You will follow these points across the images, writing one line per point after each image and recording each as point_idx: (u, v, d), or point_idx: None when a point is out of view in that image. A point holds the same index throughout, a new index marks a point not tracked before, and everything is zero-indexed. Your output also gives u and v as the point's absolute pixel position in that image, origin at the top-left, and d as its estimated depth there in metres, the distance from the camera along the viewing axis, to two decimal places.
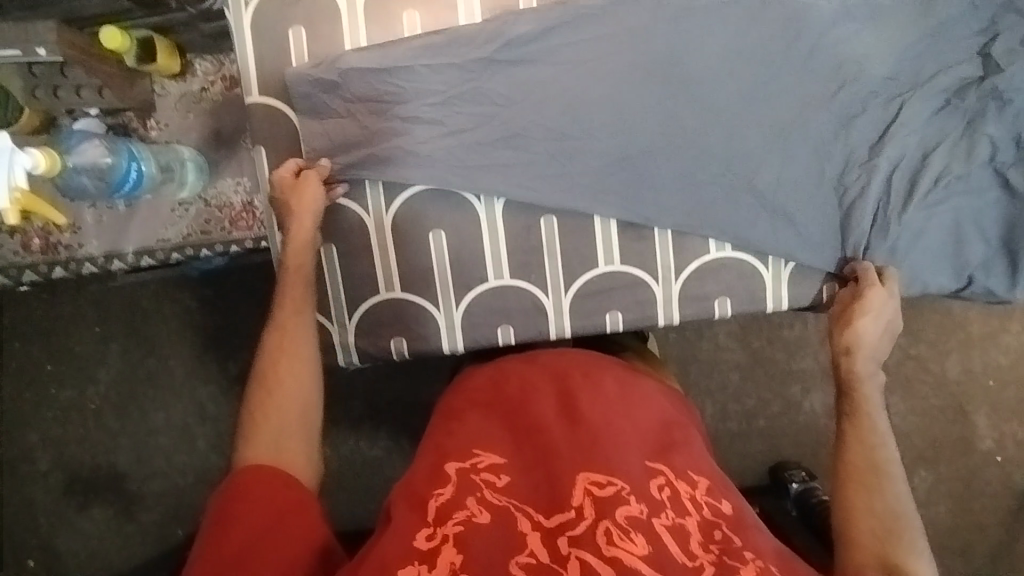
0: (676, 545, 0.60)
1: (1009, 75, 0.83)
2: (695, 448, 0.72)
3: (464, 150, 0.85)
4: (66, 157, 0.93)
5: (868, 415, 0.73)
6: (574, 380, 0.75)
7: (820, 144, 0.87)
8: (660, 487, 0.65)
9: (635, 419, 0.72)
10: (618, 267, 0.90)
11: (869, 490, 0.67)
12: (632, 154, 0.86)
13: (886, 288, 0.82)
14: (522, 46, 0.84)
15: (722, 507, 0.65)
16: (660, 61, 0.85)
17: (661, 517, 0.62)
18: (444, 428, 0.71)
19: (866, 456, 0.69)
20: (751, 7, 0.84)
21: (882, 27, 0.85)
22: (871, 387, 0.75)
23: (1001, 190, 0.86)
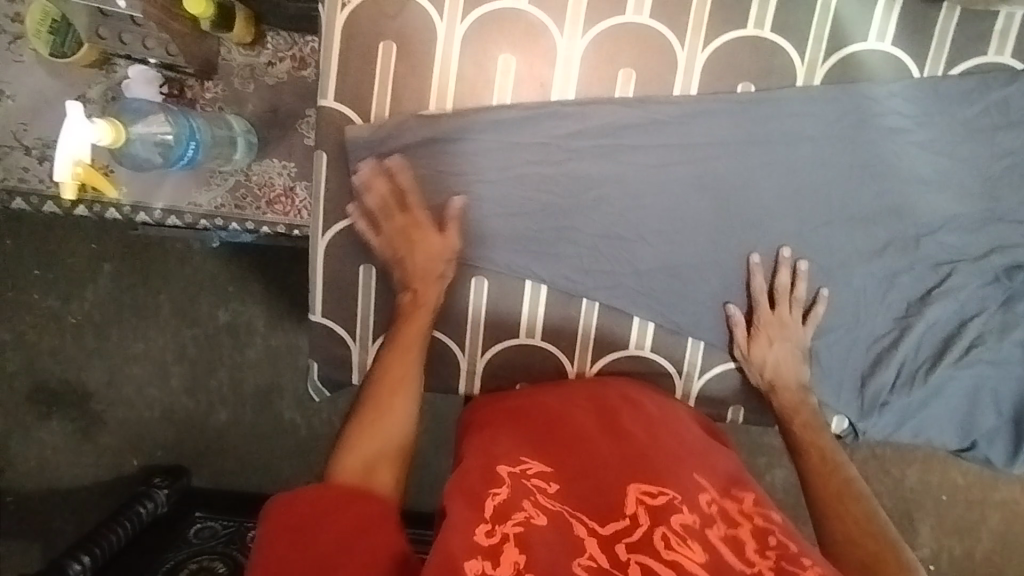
0: (731, 556, 0.58)
1: None
2: (740, 472, 0.71)
3: (518, 231, 0.86)
4: (130, 127, 0.93)
5: (815, 444, 0.80)
6: (613, 402, 0.76)
7: (865, 293, 0.88)
8: (710, 502, 0.63)
9: (682, 441, 0.72)
10: (648, 353, 0.91)
11: (844, 508, 0.71)
12: (679, 266, 0.88)
13: (779, 311, 0.86)
14: (590, 138, 0.85)
15: (771, 514, 0.64)
16: (724, 180, 0.86)
17: (714, 528, 0.60)
18: (486, 438, 0.70)
19: (830, 485, 0.74)
20: (834, 142, 0.85)
21: (955, 193, 0.86)
22: (807, 413, 0.84)
23: None
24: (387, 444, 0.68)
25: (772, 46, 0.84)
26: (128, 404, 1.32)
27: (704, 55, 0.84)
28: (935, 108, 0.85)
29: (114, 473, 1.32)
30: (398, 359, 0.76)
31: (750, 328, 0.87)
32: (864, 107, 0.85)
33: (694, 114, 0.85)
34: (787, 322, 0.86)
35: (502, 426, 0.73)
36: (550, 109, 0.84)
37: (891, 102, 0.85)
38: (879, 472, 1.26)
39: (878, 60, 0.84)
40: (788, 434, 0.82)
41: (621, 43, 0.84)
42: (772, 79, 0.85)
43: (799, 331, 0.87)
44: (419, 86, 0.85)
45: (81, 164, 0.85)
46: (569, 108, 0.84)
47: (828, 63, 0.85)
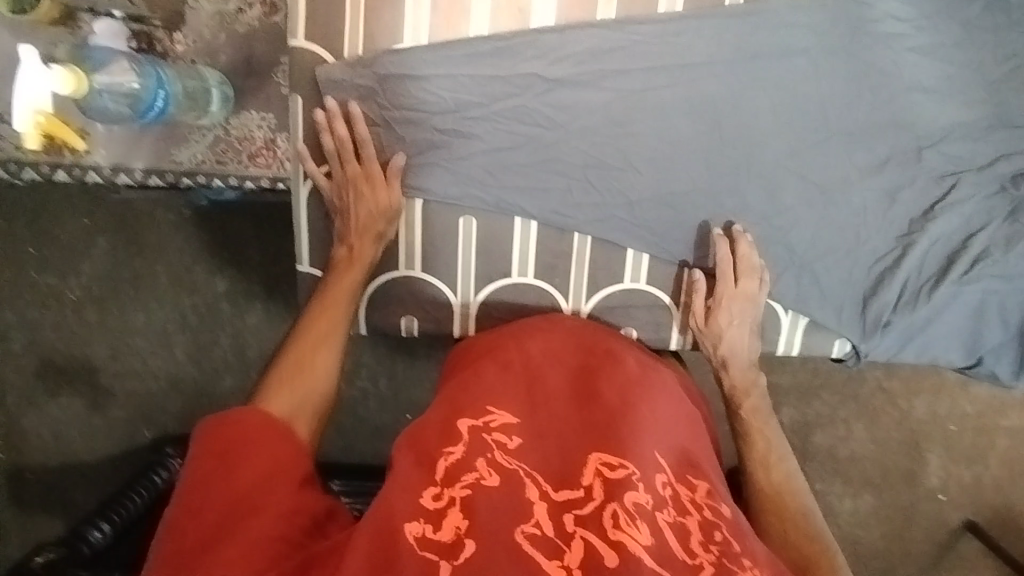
0: (676, 541, 0.57)
1: None
2: (705, 456, 0.70)
3: (503, 169, 0.85)
4: (93, 76, 0.91)
5: (759, 434, 0.81)
6: (596, 355, 0.74)
7: (864, 212, 0.86)
8: (665, 484, 0.62)
9: (655, 406, 0.69)
10: (642, 285, 0.89)
11: (788, 509, 0.74)
12: (673, 194, 0.85)
13: (744, 284, 0.83)
14: (575, 64, 0.82)
15: (725, 507, 0.63)
16: (715, 100, 0.83)
17: (664, 512, 0.59)
18: (459, 386, 0.70)
19: (771, 482, 0.77)
20: (828, 54, 0.82)
21: (955, 102, 0.83)
22: (755, 397, 0.83)
23: None
24: (309, 398, 0.71)
25: None
26: (136, 377, 1.30)
27: None
28: (931, 13, 0.82)
29: (127, 446, 1.31)
30: (321, 317, 0.78)
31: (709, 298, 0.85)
32: (857, 13, 0.81)
33: (680, 33, 0.81)
34: (749, 297, 0.84)
35: (484, 365, 0.72)
36: (532, 36, 0.81)
37: (884, 8, 0.81)
38: (887, 407, 1.23)
39: None
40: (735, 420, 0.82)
41: None
42: None
43: (757, 305, 0.85)
44: (393, 20, 0.81)
45: (42, 113, 0.91)
46: (550, 34, 0.81)
47: None
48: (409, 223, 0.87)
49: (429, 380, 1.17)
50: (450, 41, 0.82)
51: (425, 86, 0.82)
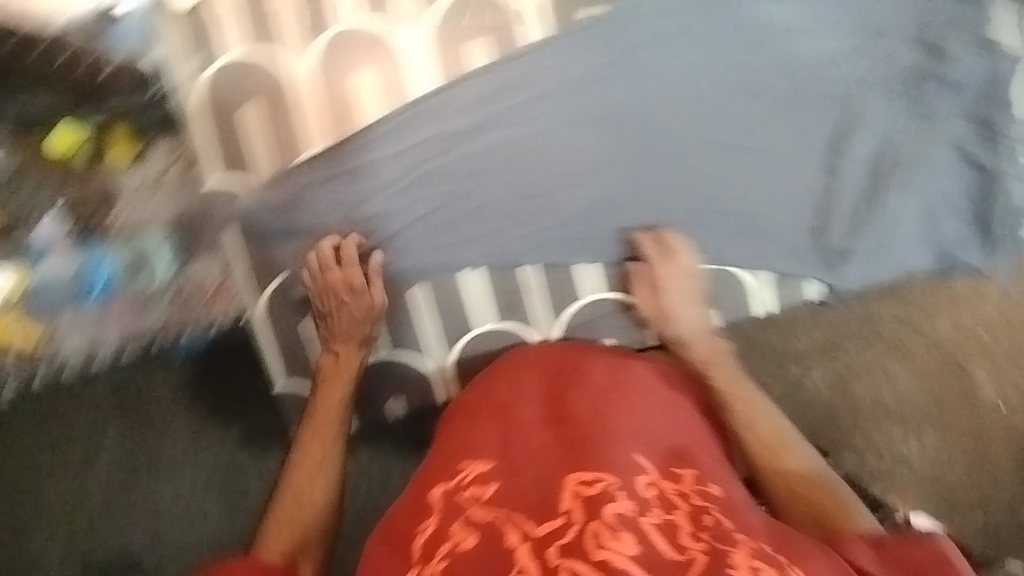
0: (664, 542, 0.58)
1: (955, 64, 0.85)
2: (689, 440, 0.71)
3: (436, 230, 0.88)
4: (33, 273, 0.96)
5: (739, 398, 0.79)
6: (564, 374, 0.75)
7: (784, 156, 0.87)
8: (648, 485, 0.63)
9: (630, 408, 0.71)
10: (603, 294, 0.90)
11: (788, 460, 0.74)
12: (602, 199, 0.87)
13: (677, 259, 0.85)
14: (468, 116, 0.85)
15: (712, 490, 0.65)
16: (611, 102, 0.85)
17: (648, 514, 0.60)
18: (436, 455, 0.73)
19: (761, 440, 0.76)
20: (698, 25, 0.84)
21: (831, 28, 0.85)
22: (725, 363, 0.82)
23: (969, 168, 0.88)
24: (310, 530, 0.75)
25: None
26: None
27: None
28: None
29: None
30: (316, 440, 0.81)
31: (651, 285, 0.86)
32: None
33: (555, 53, 0.84)
34: (687, 270, 0.85)
35: (459, 424, 0.75)
36: (422, 105, 0.85)
37: None
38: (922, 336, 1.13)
39: None
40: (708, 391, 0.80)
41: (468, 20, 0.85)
42: None
43: (695, 276, 0.86)
44: (294, 132, 0.86)
45: None
46: (437, 97, 0.85)
47: None
48: None
49: None
50: (350, 135, 0.86)
51: (341, 182, 0.86)
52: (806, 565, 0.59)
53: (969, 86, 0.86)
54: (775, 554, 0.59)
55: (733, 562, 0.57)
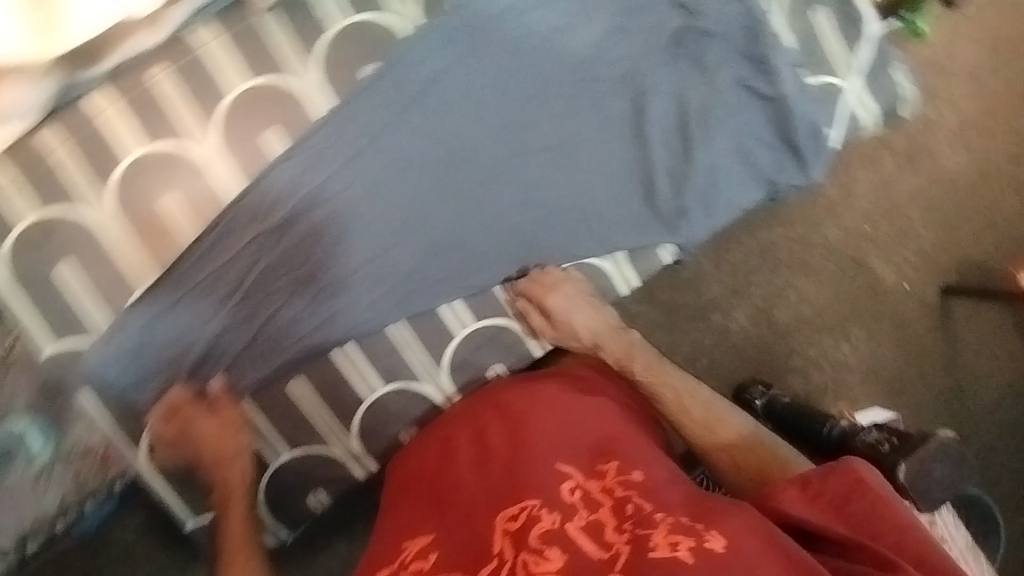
0: (591, 543, 0.64)
1: (708, 14, 0.90)
2: (608, 435, 0.74)
3: (291, 322, 0.88)
4: None
5: (663, 382, 0.84)
6: (483, 415, 0.80)
7: (591, 145, 0.91)
8: (571, 490, 0.69)
9: (547, 421, 0.76)
10: (475, 324, 0.92)
11: (721, 433, 0.80)
12: (442, 237, 0.90)
13: (561, 278, 0.91)
14: (286, 205, 0.86)
15: (633, 476, 0.69)
16: (417, 147, 0.88)
17: (573, 520, 0.66)
18: (383, 530, 0.76)
19: (695, 420, 0.81)
20: (469, 54, 0.88)
21: (586, 17, 0.89)
22: (639, 354, 0.87)
23: (758, 100, 0.94)
24: None
25: (364, 25, 0.86)
26: None
27: (314, 69, 0.85)
28: None
29: None
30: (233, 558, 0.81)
31: (540, 308, 0.91)
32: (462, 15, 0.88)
33: (346, 120, 0.87)
34: (574, 290, 0.91)
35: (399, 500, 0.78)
36: (236, 209, 0.85)
37: None
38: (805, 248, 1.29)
39: None
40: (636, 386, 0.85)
41: (254, 113, 0.85)
42: (386, 47, 0.87)
43: (580, 287, 0.91)
44: (116, 276, 0.83)
45: None
46: (250, 195, 0.85)
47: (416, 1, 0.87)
48: (256, 419, 0.90)
49: None
50: (175, 259, 0.84)
51: (184, 306, 0.85)
52: (725, 520, 0.63)
53: (730, 29, 0.91)
54: (693, 521, 0.63)
55: (654, 543, 0.61)
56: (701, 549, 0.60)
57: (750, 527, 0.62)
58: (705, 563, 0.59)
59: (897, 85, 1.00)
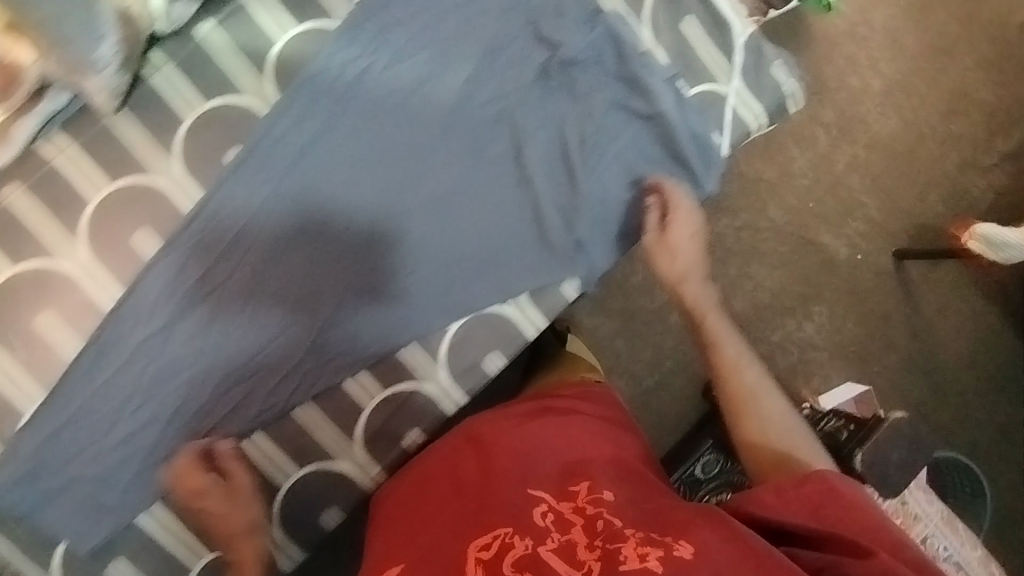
0: (562, 563, 0.66)
1: (569, 45, 0.88)
2: (575, 467, 0.79)
3: (192, 420, 0.85)
4: None
5: (722, 342, 0.90)
6: (466, 447, 0.84)
7: (473, 193, 0.89)
8: (544, 515, 0.72)
9: (525, 453, 0.81)
10: (383, 393, 0.90)
11: (754, 416, 0.85)
12: (335, 311, 0.88)
13: (677, 208, 0.92)
14: (170, 303, 0.84)
15: (602, 497, 0.73)
16: (296, 225, 0.87)
17: (546, 543, 0.68)
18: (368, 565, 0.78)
19: (736, 389, 0.87)
20: (333, 120, 0.86)
21: (451, 65, 0.87)
22: (713, 312, 0.92)
23: (639, 120, 0.92)
24: None
25: (221, 108, 0.84)
26: None
27: (176, 160, 0.83)
28: (373, 35, 0.86)
29: None
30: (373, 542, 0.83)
31: (663, 220, 0.92)
32: (321, 82, 0.85)
33: (217, 207, 0.85)
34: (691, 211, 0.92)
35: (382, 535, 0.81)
36: (117, 315, 0.82)
37: (338, 61, 0.86)
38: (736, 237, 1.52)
39: (300, 43, 0.86)
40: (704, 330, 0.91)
41: (122, 214, 0.82)
42: (247, 127, 0.85)
43: (693, 219, 0.92)
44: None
45: None
46: (130, 300, 0.83)
47: (270, 75, 0.85)
48: (171, 528, 0.86)
49: None
50: (60, 376, 0.82)
51: (76, 422, 0.82)
52: (694, 532, 0.67)
53: (595, 55, 0.89)
54: (659, 534, 0.67)
55: (625, 556, 0.64)
56: (670, 557, 0.63)
57: (719, 537, 0.66)
58: (674, 569, 0.62)
59: (779, 82, 0.99)
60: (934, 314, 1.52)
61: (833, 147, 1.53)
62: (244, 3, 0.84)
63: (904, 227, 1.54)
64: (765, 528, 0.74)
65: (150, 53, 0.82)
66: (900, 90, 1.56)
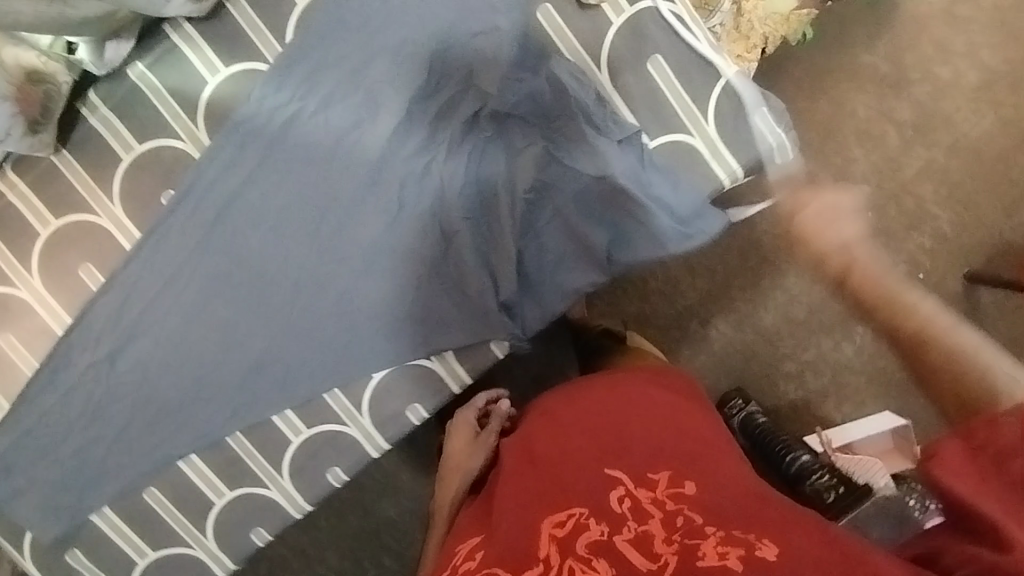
0: (639, 555, 0.63)
1: (499, 94, 0.81)
2: (658, 450, 0.75)
3: (135, 439, 0.91)
4: None
5: (886, 292, 0.73)
6: (538, 423, 0.83)
7: (399, 249, 0.87)
8: (620, 499, 0.69)
9: (598, 433, 0.78)
10: (309, 431, 0.95)
11: (955, 328, 0.70)
12: (262, 355, 0.91)
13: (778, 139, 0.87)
14: (113, 334, 0.89)
15: (685, 490, 0.70)
16: (227, 270, 0.88)
17: (622, 532, 0.66)
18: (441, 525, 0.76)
19: (906, 329, 0.72)
20: (260, 165, 0.85)
21: (381, 112, 0.83)
22: (864, 267, 0.74)
23: (584, 176, 0.83)
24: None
25: (155, 151, 0.85)
26: None
27: (116, 203, 0.86)
28: (302, 77, 0.82)
29: None
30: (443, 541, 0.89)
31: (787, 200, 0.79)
32: (250, 127, 0.84)
33: (151, 248, 0.87)
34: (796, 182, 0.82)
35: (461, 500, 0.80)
36: (66, 342, 0.88)
37: (266, 105, 0.83)
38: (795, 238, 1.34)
39: (230, 85, 0.83)
40: (851, 296, 0.75)
41: (68, 248, 0.87)
42: (179, 170, 0.85)
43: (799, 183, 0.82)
44: None
45: None
46: (77, 329, 0.88)
47: (200, 122, 0.84)
48: (118, 528, 0.95)
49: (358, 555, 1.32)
50: (21, 389, 0.89)
51: (37, 432, 0.90)
52: (776, 536, 0.64)
53: (535, 107, 0.82)
54: (743, 533, 0.64)
55: (703, 553, 0.62)
56: (752, 558, 0.61)
57: (802, 545, 0.63)
58: (756, 572, 0.60)
59: (763, 133, 0.86)
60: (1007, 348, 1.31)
61: (903, 150, 1.36)
62: (174, 42, 0.82)
63: (981, 244, 1.35)
64: (964, 518, 0.68)
65: (85, 94, 0.84)
66: (995, 86, 1.37)
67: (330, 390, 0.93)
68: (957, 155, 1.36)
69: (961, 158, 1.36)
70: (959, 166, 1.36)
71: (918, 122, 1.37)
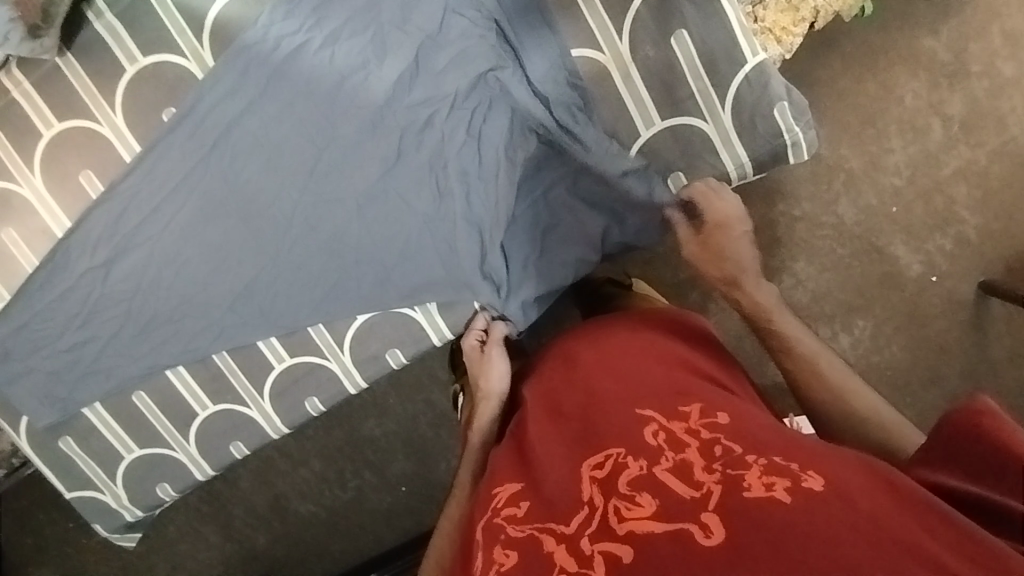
0: (680, 486, 0.58)
1: (507, 68, 0.88)
2: (689, 383, 0.70)
3: (127, 346, 0.95)
4: None
5: (796, 338, 0.87)
6: (566, 370, 0.81)
7: (392, 200, 0.90)
8: (655, 432, 0.64)
9: (624, 373, 0.74)
10: (291, 360, 0.98)
11: (851, 394, 0.79)
12: (249, 286, 0.92)
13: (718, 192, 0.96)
14: (109, 246, 0.89)
15: (719, 420, 0.64)
16: (221, 198, 0.88)
17: (660, 463, 0.60)
18: (485, 480, 0.73)
19: (820, 385, 0.81)
20: (259, 92, 0.84)
21: (392, 58, 0.85)
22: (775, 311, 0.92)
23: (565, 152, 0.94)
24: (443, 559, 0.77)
25: (158, 66, 0.83)
26: None
27: (118, 113, 0.84)
28: (313, 6, 0.82)
29: None
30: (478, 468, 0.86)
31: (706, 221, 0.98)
32: (258, 54, 0.82)
33: (150, 164, 0.86)
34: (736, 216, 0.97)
35: (501, 450, 0.77)
36: (66, 245, 0.88)
37: (272, 33, 0.82)
38: (815, 227, 1.28)
39: (237, 7, 0.81)
40: (772, 335, 0.89)
41: (68, 152, 0.85)
42: (180, 87, 0.84)
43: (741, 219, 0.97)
44: None
45: None
46: (75, 236, 0.88)
47: (206, 43, 0.82)
48: (107, 423, 1.01)
49: (332, 480, 1.35)
50: (23, 284, 0.89)
51: (32, 328, 0.92)
52: (825, 465, 0.57)
53: (548, 88, 0.90)
54: (785, 461, 0.58)
55: (747, 483, 0.56)
56: (799, 488, 0.55)
57: (856, 474, 0.56)
58: (806, 502, 0.53)
59: (781, 129, 0.92)
60: (1006, 366, 1.25)
61: (945, 147, 1.26)
62: None
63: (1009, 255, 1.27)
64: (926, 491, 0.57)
65: None
66: None
67: (314, 325, 0.96)
68: (1001, 160, 1.26)
69: (1004, 164, 1.26)
70: (998, 171, 1.26)
71: (967, 119, 1.26)
